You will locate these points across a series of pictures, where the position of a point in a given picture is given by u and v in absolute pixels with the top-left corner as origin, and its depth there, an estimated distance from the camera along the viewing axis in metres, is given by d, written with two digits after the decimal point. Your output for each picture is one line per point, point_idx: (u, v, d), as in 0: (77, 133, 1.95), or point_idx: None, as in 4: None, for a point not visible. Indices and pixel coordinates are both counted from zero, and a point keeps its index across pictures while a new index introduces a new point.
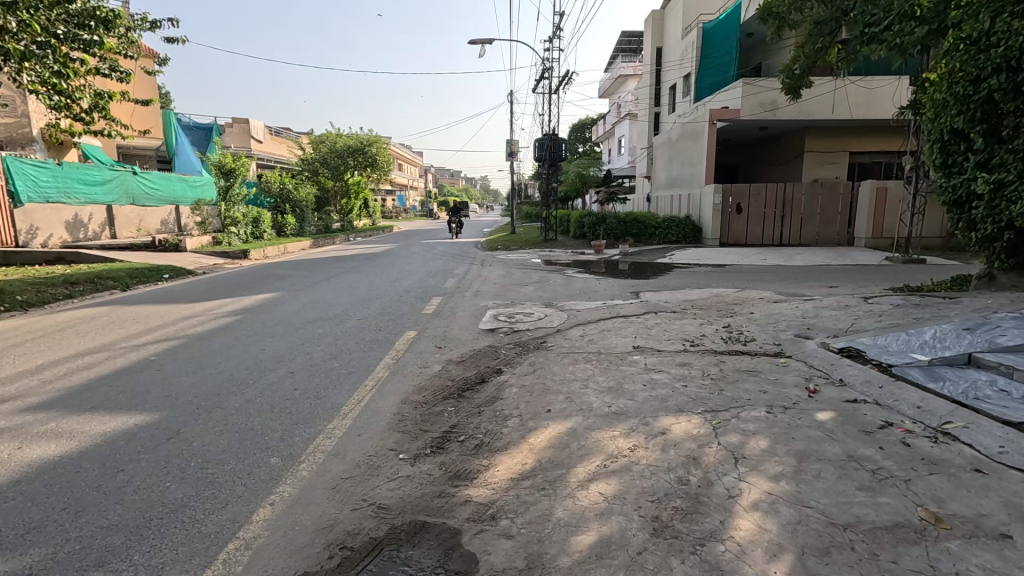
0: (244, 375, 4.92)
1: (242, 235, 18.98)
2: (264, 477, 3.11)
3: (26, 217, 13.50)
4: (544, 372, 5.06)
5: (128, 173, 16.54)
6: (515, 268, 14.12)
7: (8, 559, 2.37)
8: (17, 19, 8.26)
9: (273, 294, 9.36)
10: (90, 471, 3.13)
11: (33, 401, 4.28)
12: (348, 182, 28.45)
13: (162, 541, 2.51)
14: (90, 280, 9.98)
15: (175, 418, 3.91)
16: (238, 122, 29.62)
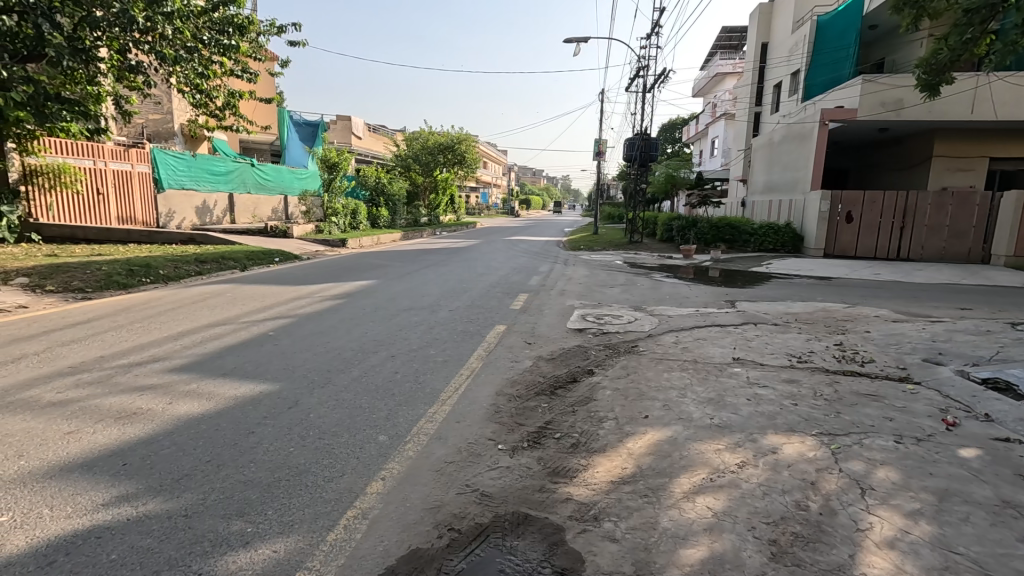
0: (350, 355, 5.25)
1: (340, 226, 20.35)
2: (374, 453, 3.29)
3: (166, 202, 15.34)
4: (638, 377, 4.93)
5: (247, 165, 18.20)
6: (600, 268, 13.92)
7: (168, 498, 2.70)
8: (173, 26, 9.39)
9: (370, 282, 9.91)
10: (226, 430, 3.49)
11: (178, 362, 4.86)
12: (436, 178, 29.57)
13: (290, 501, 2.73)
14: (216, 260, 11.15)
15: (294, 389, 4.26)
16: (341, 119, 31.77)
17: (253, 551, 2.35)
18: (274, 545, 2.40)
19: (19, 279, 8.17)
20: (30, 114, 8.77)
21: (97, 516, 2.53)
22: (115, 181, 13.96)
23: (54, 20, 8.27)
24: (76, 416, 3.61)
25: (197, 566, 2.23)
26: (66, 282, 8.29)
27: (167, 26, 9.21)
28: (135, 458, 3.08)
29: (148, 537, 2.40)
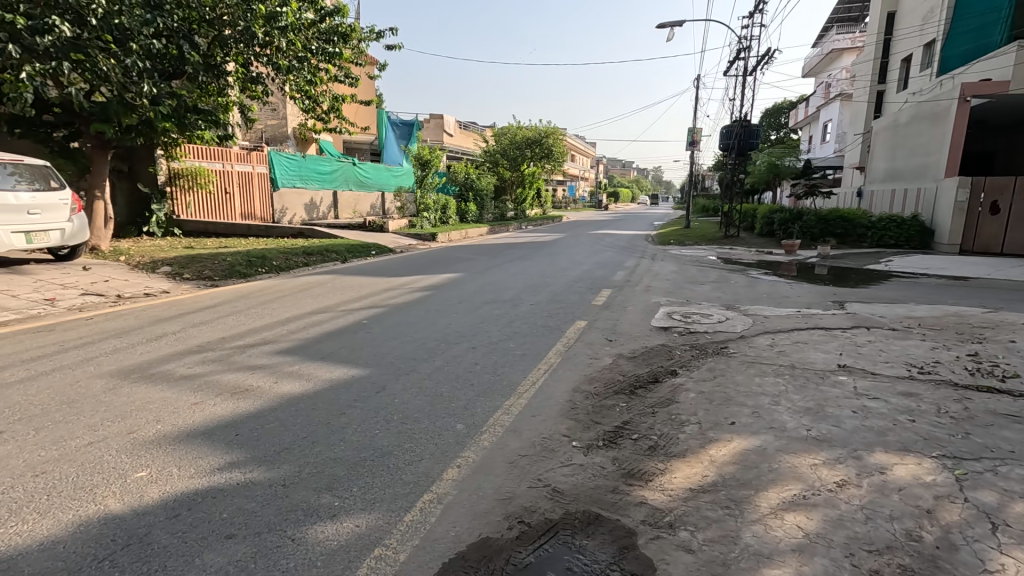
0: (434, 345, 5.48)
1: (432, 221, 21.20)
2: (451, 440, 3.42)
3: (280, 199, 16.91)
4: (725, 381, 4.64)
5: (348, 164, 19.55)
6: (690, 264, 13.27)
7: (270, 468, 3.00)
8: (286, 39, 10.31)
9: (456, 275, 10.25)
10: (320, 410, 3.80)
11: (284, 346, 5.37)
12: (523, 172, 29.67)
13: (373, 480, 2.92)
14: (320, 253, 12.12)
15: (382, 375, 4.54)
16: (434, 117, 33.09)
17: (338, 523, 2.55)
18: (356, 520, 2.57)
19: (163, 268, 9.46)
20: (174, 124, 10.14)
21: (212, 479, 2.88)
22: (239, 181, 15.65)
23: (193, 41, 9.51)
24: (201, 389, 4.13)
25: (290, 533, 2.46)
26: (199, 271, 9.47)
27: (282, 39, 10.20)
28: (245, 429, 3.46)
29: (252, 501, 2.68)
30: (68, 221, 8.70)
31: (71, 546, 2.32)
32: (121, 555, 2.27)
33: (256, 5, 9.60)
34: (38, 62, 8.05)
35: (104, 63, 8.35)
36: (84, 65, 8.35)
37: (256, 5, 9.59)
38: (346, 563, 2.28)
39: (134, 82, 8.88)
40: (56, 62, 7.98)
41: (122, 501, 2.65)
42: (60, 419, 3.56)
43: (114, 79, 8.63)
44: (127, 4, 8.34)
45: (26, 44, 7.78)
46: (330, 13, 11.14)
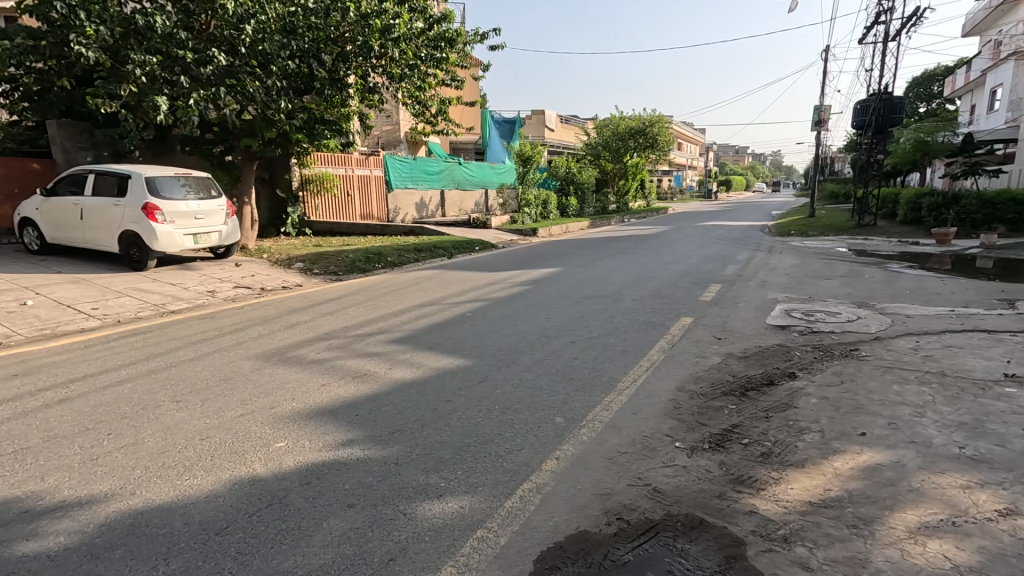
0: (534, 338, 5.56)
1: (533, 216, 21.51)
2: (550, 433, 3.46)
3: (394, 200, 18.16)
4: (855, 387, 4.16)
5: (454, 164, 20.41)
6: (814, 256, 12.01)
7: (385, 447, 3.27)
8: (399, 49, 11.03)
9: (556, 270, 10.28)
10: (428, 396, 4.05)
11: (396, 335, 5.80)
12: (626, 164, 28.79)
13: (475, 466, 3.06)
14: (429, 249, 12.85)
15: (484, 366, 4.72)
16: (536, 113, 33.35)
17: (444, 503, 2.71)
18: (461, 501, 2.72)
19: (297, 264, 10.65)
20: (305, 134, 11.37)
21: (335, 453, 3.21)
22: (358, 184, 17.07)
23: (321, 59, 10.60)
24: (328, 372, 4.62)
25: (402, 507, 2.67)
26: (326, 266, 10.52)
27: (395, 49, 10.92)
28: (364, 410, 3.81)
29: (370, 475, 2.95)
30: (224, 224, 10.10)
31: (228, 499, 2.74)
32: (265, 512, 2.63)
33: (372, 20, 10.43)
34: (202, 88, 9.59)
35: (251, 85, 9.86)
36: (236, 88, 9.92)
37: (372, 20, 10.40)
38: (451, 540, 2.43)
39: (273, 99, 10.18)
40: (215, 88, 9.58)
41: (265, 466, 3.06)
42: (219, 392, 4.20)
43: (257, 98, 10.01)
44: (269, 32, 9.77)
45: (194, 74, 9.42)
46: (438, 21, 11.70)
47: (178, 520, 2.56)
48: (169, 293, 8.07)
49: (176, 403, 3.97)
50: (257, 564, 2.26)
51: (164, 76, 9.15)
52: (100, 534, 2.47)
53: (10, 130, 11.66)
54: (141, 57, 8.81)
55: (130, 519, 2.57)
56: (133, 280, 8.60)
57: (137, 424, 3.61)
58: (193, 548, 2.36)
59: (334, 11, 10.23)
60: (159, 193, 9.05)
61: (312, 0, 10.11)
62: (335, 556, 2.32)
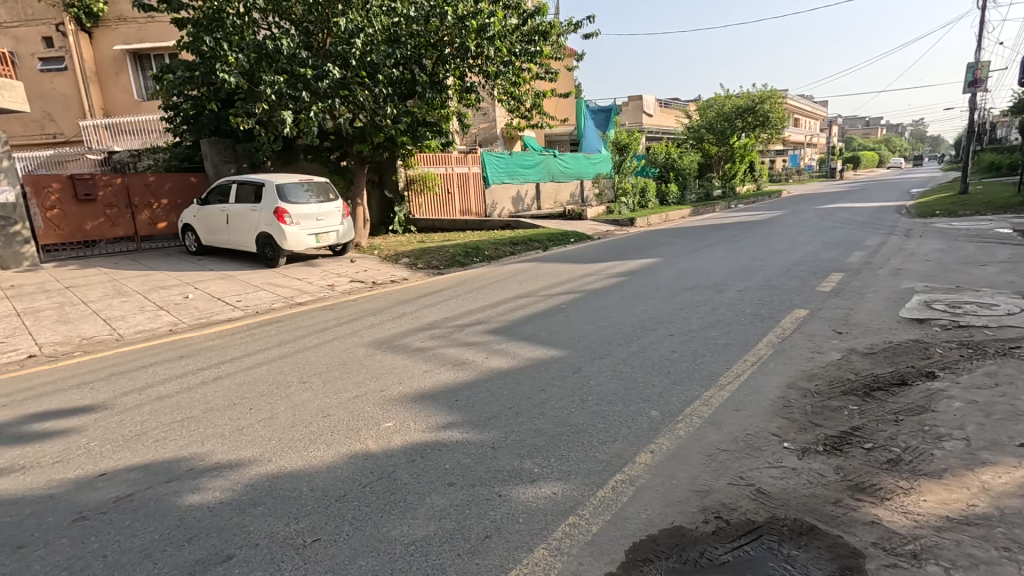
0: (629, 330, 5.45)
1: (630, 205, 20.90)
2: (644, 426, 3.40)
3: (491, 195, 18.61)
4: (1014, 391, 3.57)
5: (550, 157, 20.42)
6: (964, 239, 10.35)
7: (481, 432, 3.43)
8: (493, 47, 11.30)
9: (655, 260, 9.93)
10: (523, 385, 4.16)
11: (493, 326, 6.01)
12: (735, 145, 26.44)
13: (569, 454, 3.10)
14: (525, 242, 13.04)
15: (578, 357, 4.73)
16: (633, 99, 32.24)
17: (538, 487, 2.79)
18: (554, 487, 2.79)
19: (404, 260, 11.40)
20: (409, 137, 12.12)
21: (437, 435, 3.43)
22: (458, 181, 17.74)
23: (422, 64, 11.20)
24: (430, 360, 4.92)
25: (497, 489, 2.79)
26: (428, 261, 11.13)
27: (490, 48, 11.23)
28: (462, 396, 4.02)
29: (468, 457, 3.13)
30: (340, 224, 11.08)
31: (345, 470, 3.05)
32: (376, 484, 2.89)
33: (468, 21, 10.80)
34: (321, 101, 10.61)
35: (361, 95, 10.74)
36: (349, 98, 10.83)
37: (469, 21, 10.77)
38: (544, 524, 2.50)
39: (381, 106, 10.98)
40: (330, 100, 10.53)
41: (376, 443, 3.37)
42: (338, 376, 4.67)
43: (367, 106, 10.86)
44: (377, 43, 10.50)
45: (314, 88, 10.43)
46: (531, 15, 11.79)
47: (306, 486, 2.91)
48: (296, 287, 9.07)
49: (303, 385, 4.48)
50: (370, 530, 2.50)
51: (289, 92, 10.23)
52: (246, 492, 2.90)
53: (175, 149, 13.77)
54: (271, 77, 9.96)
55: (268, 482, 2.98)
56: (268, 276, 9.77)
57: (273, 401, 4.14)
58: (319, 511, 2.68)
59: (433, 18, 10.66)
60: (287, 198, 10.16)
61: (414, 9, 10.69)
62: (437, 529, 2.49)
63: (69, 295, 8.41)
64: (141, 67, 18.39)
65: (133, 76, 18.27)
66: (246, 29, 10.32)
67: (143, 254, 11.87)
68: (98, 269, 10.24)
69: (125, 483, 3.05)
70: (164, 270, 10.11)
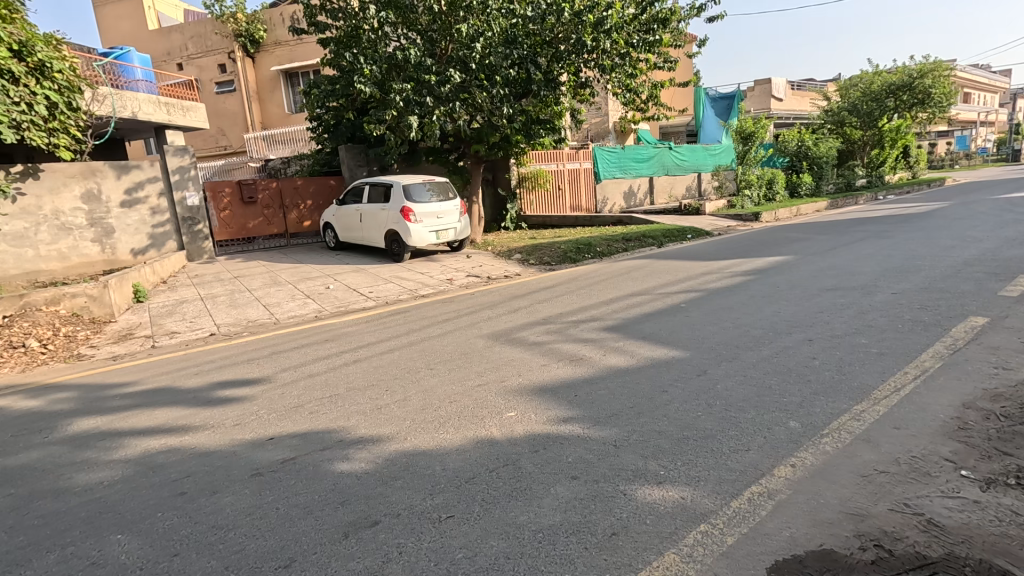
0: (760, 333, 5.06)
1: (755, 198, 19.25)
2: (782, 436, 3.13)
3: (602, 190, 18.28)
4: None
5: (665, 149, 19.66)
6: None
7: (602, 428, 3.41)
8: (610, 39, 11.10)
9: (786, 257, 9.08)
10: (643, 385, 4.06)
11: (608, 323, 5.93)
12: (883, 128, 23.32)
13: (697, 460, 2.96)
14: (638, 238, 12.64)
15: (702, 359, 4.49)
16: (760, 83, 29.74)
17: (664, 490, 2.71)
18: (682, 491, 2.69)
19: (516, 255, 11.66)
20: (523, 135, 12.40)
21: (557, 428, 3.48)
22: (569, 177, 17.70)
23: (537, 63, 11.35)
24: (547, 354, 4.99)
25: (622, 487, 2.75)
26: (540, 257, 11.28)
27: (607, 41, 11.05)
28: (582, 392, 4.02)
29: (590, 453, 3.12)
30: (458, 221, 11.64)
31: (473, 454, 3.22)
32: (502, 470, 3.01)
33: (585, 16, 10.74)
34: (443, 105, 11.19)
35: (480, 97, 11.14)
36: (468, 101, 11.29)
37: (586, 16, 10.71)
38: (673, 528, 2.43)
39: (497, 107, 11.31)
40: (451, 104, 11.05)
41: (500, 431, 3.50)
42: (461, 365, 4.93)
43: (485, 107, 11.28)
44: (495, 45, 10.81)
45: (437, 93, 11.04)
46: (650, 2, 11.35)
47: (438, 466, 3.12)
48: (419, 281, 9.72)
49: (431, 372, 4.80)
50: (499, 513, 2.61)
51: (415, 98, 10.94)
52: (385, 466, 3.18)
53: (317, 156, 15.44)
54: (400, 86, 10.71)
55: (404, 458, 3.24)
56: (395, 270, 10.57)
57: (406, 385, 4.50)
58: (451, 490, 2.86)
59: (549, 15, 10.79)
60: (412, 198, 10.92)
61: (531, 8, 10.86)
62: (562, 520, 2.53)
63: (237, 284, 9.83)
64: (291, 84, 20.84)
65: (285, 92, 20.76)
66: (379, 43, 11.18)
67: (292, 249, 13.50)
68: (258, 262, 11.85)
69: (289, 448, 3.51)
70: (309, 264, 11.41)
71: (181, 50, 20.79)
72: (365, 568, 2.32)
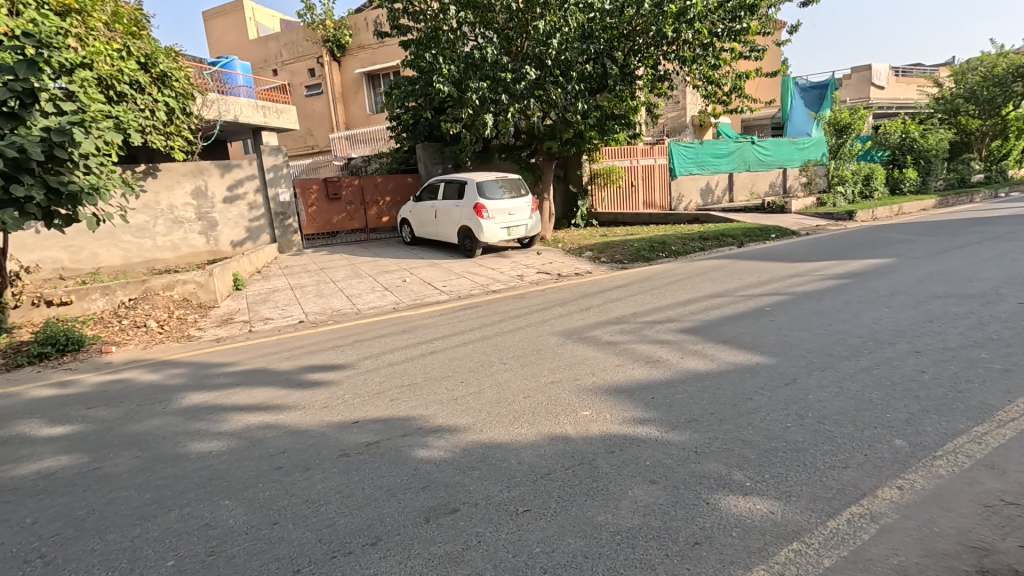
0: (857, 342, 4.66)
1: (849, 195, 17.74)
2: (887, 455, 2.88)
3: (677, 187, 17.64)
4: None
5: (747, 143, 18.68)
6: None
7: (682, 433, 3.29)
8: (693, 29, 10.66)
9: (886, 260, 8.30)
10: (726, 391, 3.87)
11: (685, 325, 5.72)
12: (1007, 117, 20.63)
13: (787, 473, 2.79)
14: (717, 238, 12.05)
15: (791, 367, 4.21)
16: (858, 71, 27.34)
17: (751, 502, 2.58)
18: (771, 505, 2.54)
19: (587, 253, 11.53)
20: (597, 131, 12.24)
21: (634, 430, 3.41)
22: (642, 173, 17.24)
23: (614, 57, 11.14)
24: (621, 355, 4.90)
25: (704, 495, 2.65)
26: (612, 255, 11.07)
27: (689, 31, 10.64)
28: (659, 395, 3.90)
29: (669, 457, 3.03)
30: (529, 218, 11.70)
31: (548, 450, 3.23)
32: (577, 468, 3.00)
33: (666, 6, 10.38)
34: (517, 102, 11.25)
35: (554, 93, 11.09)
36: (542, 97, 11.27)
37: (667, 6, 10.35)
38: (762, 543, 2.30)
39: (572, 103, 11.20)
40: (525, 101, 11.08)
41: (574, 429, 3.48)
42: (534, 361, 4.96)
43: (559, 104, 11.21)
44: (571, 41, 10.71)
45: (512, 91, 11.11)
46: None
47: (513, 459, 3.16)
48: (491, 276, 9.87)
49: (504, 366, 4.87)
50: (575, 511, 2.60)
51: (490, 96, 11.05)
52: (463, 455, 3.26)
53: (395, 154, 16.06)
54: (476, 84, 10.87)
55: (480, 450, 3.30)
56: (467, 265, 10.81)
57: (480, 378, 4.59)
58: (527, 484, 2.88)
59: (629, 7, 10.69)
60: (485, 195, 11.10)
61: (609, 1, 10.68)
62: (641, 523, 2.48)
63: (323, 275, 10.48)
64: (373, 86, 21.86)
65: (367, 93, 21.82)
66: (457, 43, 11.40)
67: (371, 243, 14.17)
68: (341, 255, 12.55)
69: (373, 432, 3.70)
70: (386, 257, 11.92)
71: (277, 57, 22.39)
72: (446, 553, 2.40)
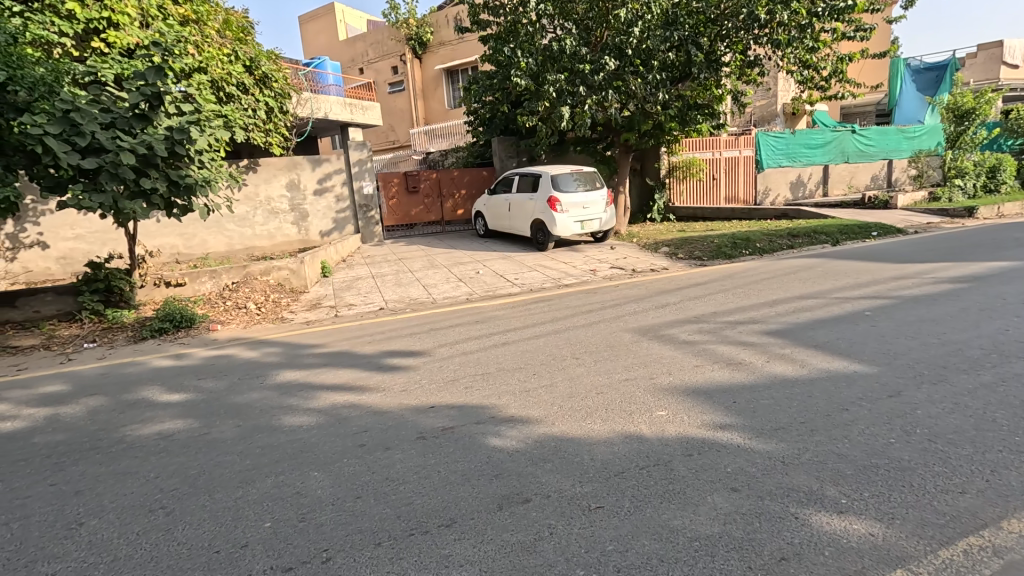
0: (978, 355, 4.14)
1: (969, 189, 15.78)
2: (1015, 483, 2.54)
3: (764, 180, 16.54)
4: None
5: (846, 132, 17.21)
6: None
7: (767, 441, 3.10)
8: (789, 10, 9.89)
9: (1015, 263, 7.29)
10: (819, 399, 3.59)
11: (772, 327, 5.37)
12: None
13: (891, 493, 2.54)
14: (808, 235, 11.19)
15: (895, 378, 3.83)
16: (986, 48, 24.13)
17: (847, 521, 2.38)
18: (871, 527, 2.33)
19: (664, 248, 11.15)
20: (678, 122, 11.76)
21: (714, 434, 3.25)
22: (726, 165, 16.36)
23: (699, 44, 10.61)
24: (700, 355, 4.69)
25: (793, 509, 2.48)
26: (690, 251, 10.62)
27: (784, 12, 9.89)
28: (742, 399, 3.70)
29: (753, 466, 2.86)
30: (603, 212, 11.49)
31: (622, 449, 3.17)
32: (653, 469, 2.92)
33: None
34: (595, 94, 11.05)
35: (634, 83, 10.76)
36: (621, 88, 11.00)
37: None
38: (860, 566, 2.12)
39: (652, 93, 10.82)
40: (603, 92, 10.86)
41: (649, 429, 3.39)
42: (607, 357, 4.87)
43: (638, 94, 10.88)
44: (653, 28, 10.33)
45: (590, 82, 10.91)
46: None
47: (586, 455, 3.13)
48: (563, 270, 9.81)
49: (576, 361, 4.83)
50: (651, 513, 2.54)
51: (568, 89, 10.94)
52: (535, 447, 3.28)
53: (472, 148, 16.38)
54: (554, 76, 10.78)
55: (552, 443, 3.30)
56: (539, 259, 10.83)
57: (552, 372, 4.58)
58: (600, 481, 2.84)
59: None
60: (559, 188, 11.03)
61: None
62: (722, 532, 2.37)
63: (401, 265, 10.93)
64: (452, 82, 22.38)
65: (445, 89, 22.38)
66: (536, 35, 11.36)
67: (446, 235, 14.57)
68: (418, 246, 13.01)
69: (448, 418, 3.81)
70: (461, 249, 12.21)
71: (363, 57, 23.51)
72: (518, 541, 2.43)
